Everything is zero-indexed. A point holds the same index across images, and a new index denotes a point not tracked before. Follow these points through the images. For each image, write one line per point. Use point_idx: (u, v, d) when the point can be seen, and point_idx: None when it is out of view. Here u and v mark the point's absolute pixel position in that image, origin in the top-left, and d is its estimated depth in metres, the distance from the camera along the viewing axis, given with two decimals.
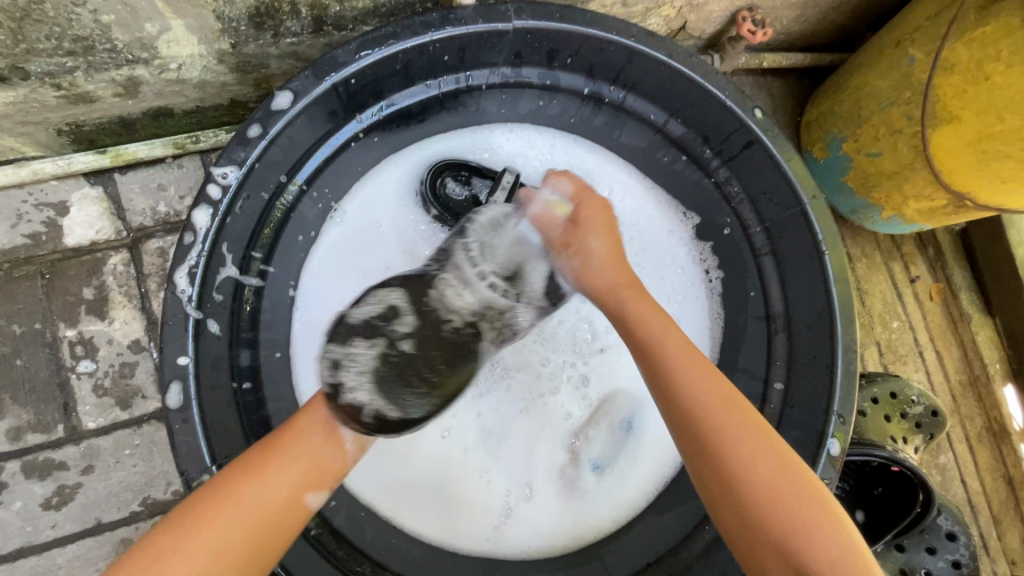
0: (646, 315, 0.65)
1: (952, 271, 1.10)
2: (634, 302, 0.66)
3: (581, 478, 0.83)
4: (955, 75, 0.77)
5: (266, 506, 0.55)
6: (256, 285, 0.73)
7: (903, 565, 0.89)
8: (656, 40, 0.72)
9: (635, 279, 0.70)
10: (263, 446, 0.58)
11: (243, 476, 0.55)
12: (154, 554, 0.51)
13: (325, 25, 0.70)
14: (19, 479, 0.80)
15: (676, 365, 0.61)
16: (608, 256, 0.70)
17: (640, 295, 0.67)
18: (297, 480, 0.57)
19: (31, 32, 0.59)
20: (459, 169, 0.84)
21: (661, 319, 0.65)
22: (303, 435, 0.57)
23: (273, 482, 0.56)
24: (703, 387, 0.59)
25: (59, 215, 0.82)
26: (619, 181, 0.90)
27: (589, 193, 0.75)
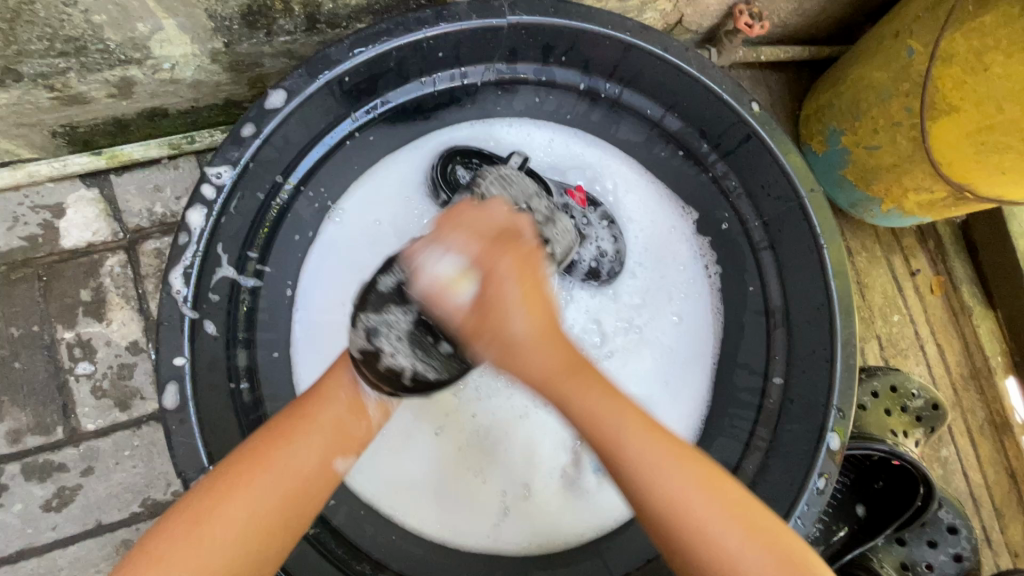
0: (596, 404, 0.52)
1: (953, 264, 1.10)
2: (578, 394, 0.52)
3: (582, 479, 0.83)
4: (953, 66, 0.77)
5: (296, 474, 0.54)
6: (252, 285, 0.73)
7: (903, 559, 0.89)
8: (651, 34, 0.71)
9: (577, 353, 0.54)
10: (287, 414, 0.57)
11: (274, 441, 0.55)
12: (190, 518, 0.51)
13: (318, 23, 0.70)
14: (19, 481, 0.80)
15: (633, 459, 0.51)
16: (535, 336, 0.51)
17: (587, 375, 0.53)
18: (327, 444, 0.56)
19: (22, 33, 0.59)
20: (470, 157, 0.82)
21: (610, 402, 0.53)
22: (330, 399, 0.57)
23: (302, 449, 0.55)
24: (671, 473, 0.51)
25: (56, 217, 0.83)
26: (624, 178, 0.87)
27: (498, 244, 0.51)
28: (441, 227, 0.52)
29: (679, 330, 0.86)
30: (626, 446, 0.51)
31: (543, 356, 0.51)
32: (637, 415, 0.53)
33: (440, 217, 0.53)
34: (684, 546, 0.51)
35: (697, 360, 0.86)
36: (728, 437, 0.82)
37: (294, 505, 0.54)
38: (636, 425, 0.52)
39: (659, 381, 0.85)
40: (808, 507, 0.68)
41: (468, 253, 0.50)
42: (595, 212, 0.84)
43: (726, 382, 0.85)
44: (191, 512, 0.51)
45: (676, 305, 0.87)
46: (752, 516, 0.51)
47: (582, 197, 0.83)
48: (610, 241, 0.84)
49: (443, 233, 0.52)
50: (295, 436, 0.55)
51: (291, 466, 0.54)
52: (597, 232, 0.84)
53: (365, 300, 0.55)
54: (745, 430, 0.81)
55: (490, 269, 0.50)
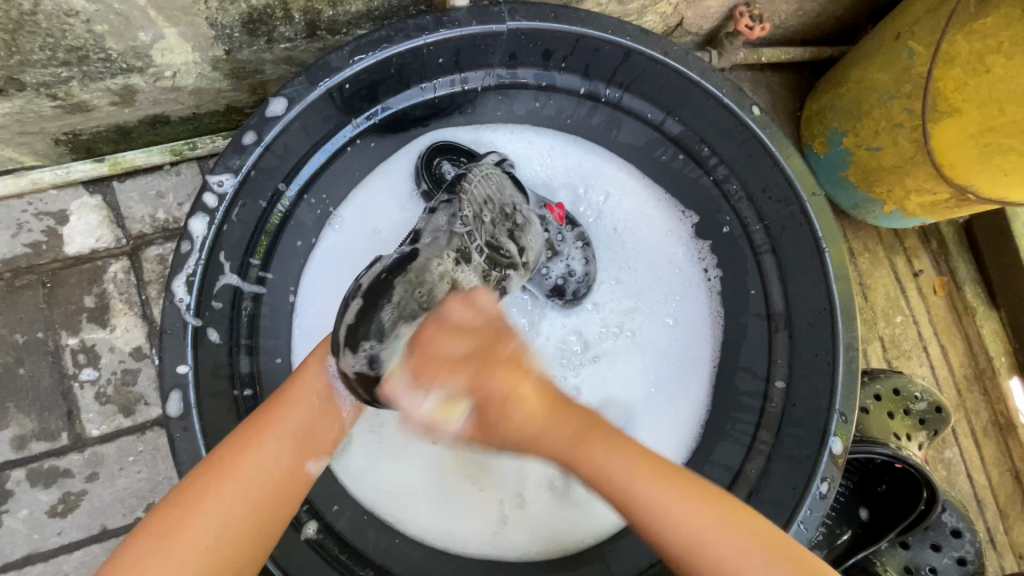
0: (604, 465, 0.53)
1: (955, 264, 1.09)
2: (587, 457, 0.53)
3: (571, 490, 0.83)
4: (955, 68, 0.76)
5: (265, 478, 0.55)
6: (254, 291, 0.73)
7: (907, 562, 0.88)
8: (652, 39, 0.71)
9: (580, 416, 0.55)
10: (254, 420, 0.57)
11: (242, 448, 0.55)
12: (161, 530, 0.51)
13: (319, 30, 0.70)
14: (24, 487, 0.80)
15: (643, 505, 0.53)
16: (536, 412, 0.52)
17: (593, 438, 0.54)
18: (296, 450, 0.57)
19: (24, 44, 0.60)
20: (457, 155, 0.83)
21: (616, 451, 0.54)
22: (297, 402, 0.58)
23: (271, 453, 0.55)
24: (684, 514, 0.52)
25: (59, 224, 0.83)
26: (614, 182, 0.90)
27: (464, 325, 0.50)
28: (418, 373, 0.48)
29: (677, 332, 0.89)
30: (634, 488, 0.53)
31: (548, 436, 0.53)
32: (641, 460, 0.54)
33: (412, 354, 0.49)
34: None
35: (695, 361, 0.88)
36: (730, 441, 0.83)
37: (264, 511, 0.54)
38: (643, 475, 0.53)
39: (652, 383, 0.88)
40: (811, 511, 0.68)
41: (455, 386, 0.48)
42: (571, 231, 0.84)
43: (728, 385, 0.86)
44: (155, 529, 0.51)
45: (672, 306, 0.90)
46: (760, 536, 0.53)
47: (561, 214, 0.82)
48: (581, 261, 0.84)
49: (426, 340, 0.49)
50: (265, 442, 0.56)
51: (258, 471, 0.54)
52: (570, 251, 0.84)
53: (366, 320, 0.52)
54: (748, 433, 0.81)
55: (483, 394, 0.49)
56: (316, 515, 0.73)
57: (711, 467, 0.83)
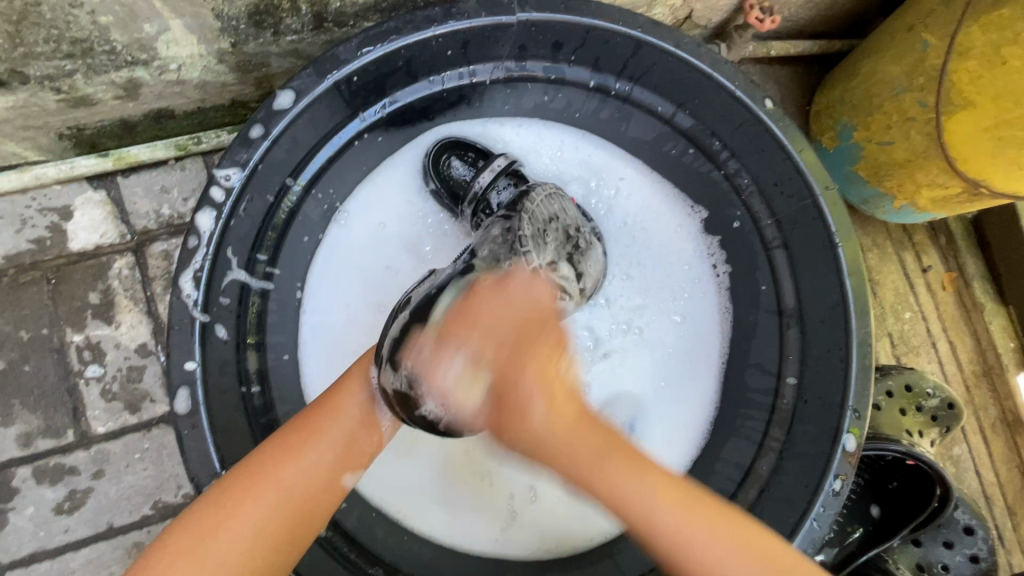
0: (623, 487, 0.52)
1: (964, 260, 1.08)
2: (607, 479, 0.52)
3: None
4: (971, 60, 0.75)
5: (304, 490, 0.54)
6: (261, 288, 0.72)
7: (919, 560, 0.88)
8: (663, 30, 0.70)
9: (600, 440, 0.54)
10: (293, 428, 0.57)
11: (283, 457, 0.55)
12: (197, 533, 0.51)
13: (325, 22, 0.69)
14: (30, 484, 0.80)
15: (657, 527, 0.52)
16: (554, 423, 0.52)
17: (613, 458, 0.53)
18: (335, 462, 0.56)
19: (28, 36, 0.59)
20: (466, 150, 0.81)
21: (637, 473, 0.53)
22: (339, 415, 0.57)
23: (309, 465, 0.55)
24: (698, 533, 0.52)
25: (63, 219, 0.82)
26: (622, 177, 0.89)
27: (500, 338, 0.51)
28: (448, 333, 0.51)
29: (686, 329, 0.88)
30: (658, 513, 0.52)
31: (567, 448, 0.52)
32: (660, 481, 0.54)
33: (454, 307, 0.53)
34: None
35: (703, 358, 0.88)
36: (740, 438, 0.82)
37: (300, 523, 0.54)
38: (660, 484, 0.53)
39: (661, 378, 0.87)
40: (824, 509, 0.67)
41: (477, 357, 0.51)
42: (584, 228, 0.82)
43: (739, 381, 0.85)
44: (194, 530, 0.51)
45: (681, 302, 0.89)
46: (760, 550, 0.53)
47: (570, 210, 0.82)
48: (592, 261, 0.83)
49: (454, 329, 0.51)
50: (305, 453, 0.55)
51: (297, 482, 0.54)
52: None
53: (404, 344, 0.53)
54: (758, 430, 0.80)
55: (506, 377, 0.51)
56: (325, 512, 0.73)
57: (722, 465, 0.82)
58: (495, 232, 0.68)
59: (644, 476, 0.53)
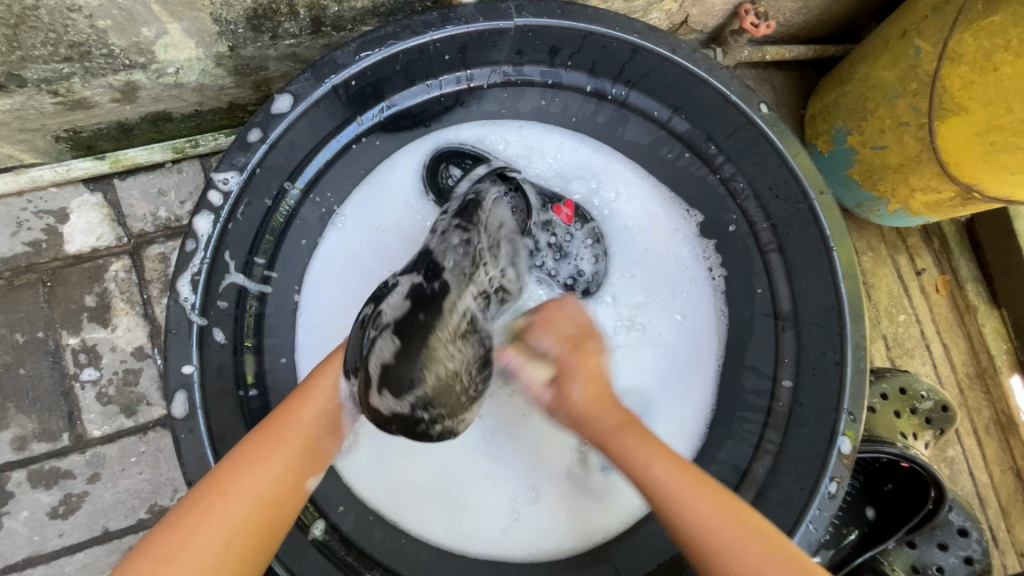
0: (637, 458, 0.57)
1: (957, 263, 1.09)
2: (625, 445, 0.57)
3: (587, 479, 0.84)
4: (962, 66, 0.76)
5: (272, 492, 0.55)
6: (259, 291, 0.72)
7: (913, 561, 0.89)
8: (659, 36, 0.71)
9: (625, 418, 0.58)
10: (255, 435, 0.57)
11: (246, 464, 0.55)
12: (167, 550, 0.50)
13: (324, 26, 0.70)
14: (25, 488, 0.79)
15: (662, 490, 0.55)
16: (591, 403, 0.57)
17: (632, 432, 0.58)
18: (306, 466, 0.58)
19: (26, 39, 0.59)
20: (464, 157, 0.83)
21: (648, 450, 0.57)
22: (299, 416, 0.58)
23: (275, 468, 0.56)
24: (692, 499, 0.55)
25: (59, 222, 0.82)
26: (619, 180, 0.90)
27: (583, 337, 0.59)
28: (534, 327, 0.58)
29: (683, 331, 0.89)
30: (657, 475, 0.56)
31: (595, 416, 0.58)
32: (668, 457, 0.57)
33: (536, 315, 0.59)
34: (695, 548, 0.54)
35: (700, 360, 0.88)
36: (737, 440, 0.83)
37: (271, 525, 0.55)
38: (673, 469, 0.56)
39: (661, 377, 0.88)
40: (819, 511, 0.68)
41: (554, 349, 0.57)
42: (581, 228, 0.86)
43: (735, 384, 0.86)
44: (163, 547, 0.50)
45: (678, 304, 0.89)
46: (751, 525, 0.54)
47: (569, 214, 0.85)
48: (590, 260, 0.86)
49: (536, 328, 0.58)
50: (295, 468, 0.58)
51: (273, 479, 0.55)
52: (581, 250, 0.86)
53: (406, 361, 0.50)
54: (754, 433, 0.81)
55: (574, 372, 0.57)
56: (323, 515, 0.72)
57: (718, 467, 0.83)
58: (453, 241, 0.62)
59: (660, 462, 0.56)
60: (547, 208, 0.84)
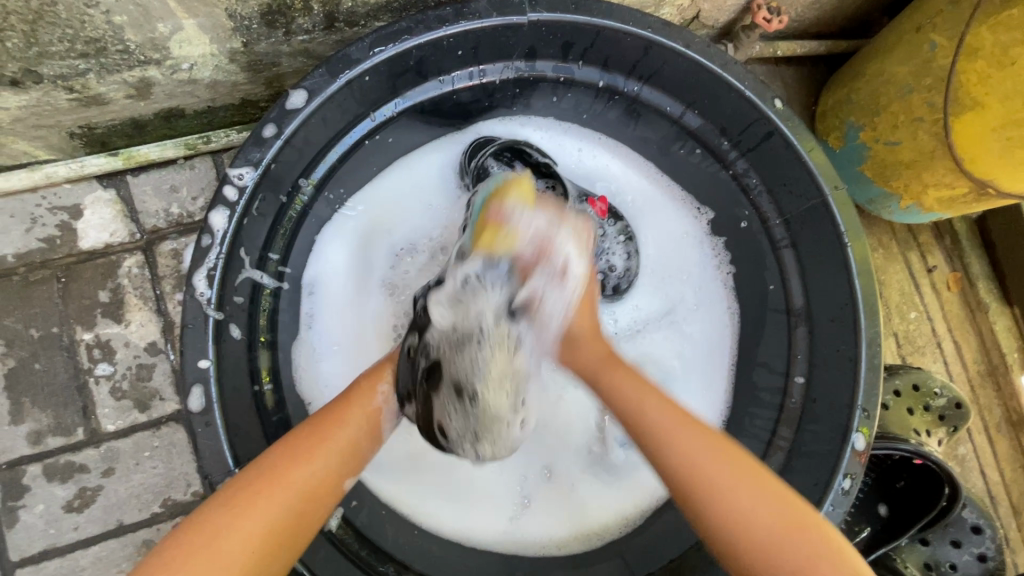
0: (628, 390, 0.64)
1: (969, 260, 1.08)
2: (610, 376, 0.66)
3: (603, 467, 0.85)
4: (978, 60, 0.75)
5: (310, 489, 0.56)
6: (272, 285, 0.73)
7: (927, 559, 0.89)
8: (672, 31, 0.70)
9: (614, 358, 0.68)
10: (303, 432, 0.60)
11: (291, 460, 0.57)
12: (206, 544, 0.50)
13: (337, 22, 0.70)
14: (41, 482, 0.80)
15: (655, 425, 0.61)
16: (590, 335, 0.68)
17: (617, 368, 0.66)
18: (342, 465, 0.59)
19: (44, 35, 0.59)
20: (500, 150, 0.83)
21: (636, 386, 0.64)
22: (349, 420, 0.62)
23: (317, 465, 0.57)
24: (687, 435, 0.60)
25: (73, 218, 0.83)
26: (634, 185, 0.91)
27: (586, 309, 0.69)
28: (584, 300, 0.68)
29: (693, 330, 0.90)
30: (647, 411, 0.62)
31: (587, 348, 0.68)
32: (655, 395, 0.63)
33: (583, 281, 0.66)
34: (706, 500, 0.57)
35: (710, 358, 0.89)
36: (748, 437, 0.83)
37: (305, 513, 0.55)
38: (656, 405, 0.62)
39: (673, 375, 0.88)
40: (833, 507, 0.67)
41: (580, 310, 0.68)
42: (614, 224, 0.87)
43: (746, 381, 0.86)
44: (204, 532, 0.51)
45: (692, 298, 0.90)
46: (743, 464, 0.58)
47: (603, 208, 0.85)
48: (622, 257, 0.87)
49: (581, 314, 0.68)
50: (314, 454, 0.58)
51: (273, 466, 0.56)
52: (611, 245, 0.86)
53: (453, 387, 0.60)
54: (766, 429, 0.81)
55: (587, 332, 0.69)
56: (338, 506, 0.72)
57: None
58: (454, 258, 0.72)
59: (643, 399, 0.63)
60: (581, 201, 0.85)
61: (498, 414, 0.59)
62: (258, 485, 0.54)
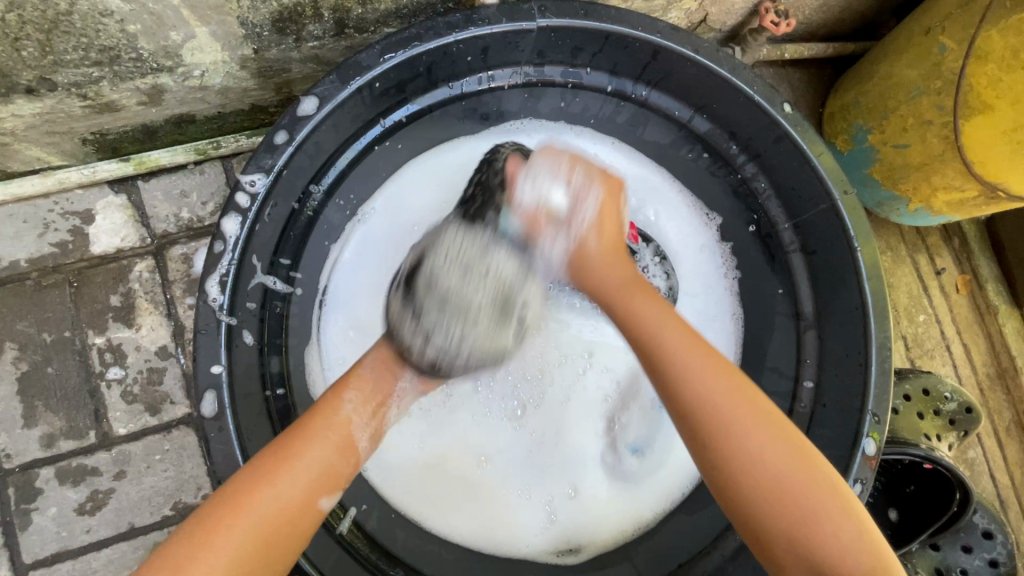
0: (640, 305, 0.65)
1: (978, 262, 1.08)
2: (629, 296, 0.66)
3: (620, 463, 0.84)
4: (989, 63, 0.75)
5: (280, 514, 0.54)
6: (283, 291, 0.74)
7: (937, 564, 0.88)
8: (681, 36, 0.70)
9: (634, 274, 0.69)
10: (271, 451, 0.57)
11: (257, 484, 0.54)
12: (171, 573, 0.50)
13: (346, 28, 0.70)
14: (53, 484, 0.81)
15: (667, 349, 0.60)
16: (605, 249, 0.69)
17: (636, 286, 0.67)
18: (312, 481, 0.57)
19: (58, 44, 0.60)
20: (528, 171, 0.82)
21: (656, 309, 0.64)
22: (316, 435, 0.59)
23: (287, 488, 0.55)
24: (701, 364, 0.59)
25: (85, 223, 0.83)
26: (653, 190, 0.89)
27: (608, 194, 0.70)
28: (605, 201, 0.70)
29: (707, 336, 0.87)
30: (662, 336, 0.62)
31: (604, 272, 0.68)
32: (675, 324, 0.63)
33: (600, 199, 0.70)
34: (725, 472, 0.56)
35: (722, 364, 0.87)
36: None
37: (278, 536, 0.54)
38: (675, 330, 0.62)
39: None
40: None
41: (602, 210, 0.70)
42: (648, 247, 0.87)
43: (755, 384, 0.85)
44: (170, 563, 0.50)
45: (703, 303, 0.88)
46: (777, 426, 0.57)
47: (635, 233, 0.85)
48: (662, 277, 0.87)
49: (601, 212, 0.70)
50: (279, 473, 0.55)
51: (238, 488, 0.54)
52: (650, 267, 0.86)
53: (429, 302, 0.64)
54: None
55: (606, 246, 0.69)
56: (349, 510, 0.74)
57: None
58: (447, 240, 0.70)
59: (665, 319, 0.63)
60: None
61: (470, 290, 0.64)
62: (221, 511, 0.53)
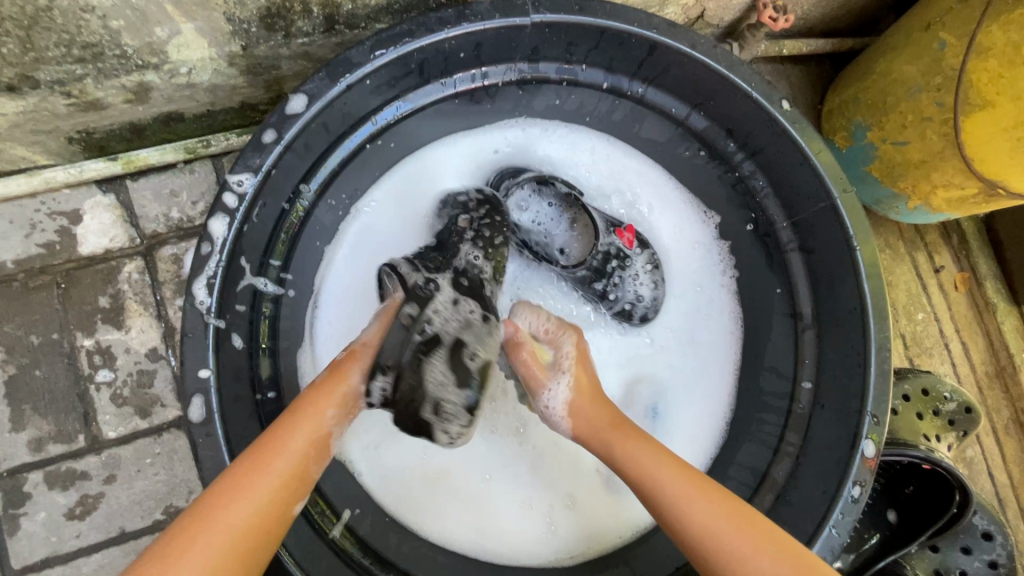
0: (634, 452, 0.62)
1: (977, 260, 1.07)
2: (619, 443, 0.64)
3: None
4: (990, 59, 0.74)
5: (252, 521, 0.51)
6: (274, 293, 0.73)
7: (936, 565, 0.88)
8: (679, 31, 0.69)
9: (618, 414, 0.67)
10: (240, 462, 0.54)
11: (226, 496, 0.51)
12: None
13: (337, 24, 0.68)
14: (42, 489, 0.80)
15: (666, 493, 0.58)
16: (587, 400, 0.68)
17: (625, 428, 0.65)
18: (281, 486, 0.54)
19: (40, 40, 0.58)
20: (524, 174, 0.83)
21: (649, 452, 0.62)
22: (285, 443, 0.56)
23: (258, 494, 0.52)
24: (696, 503, 0.57)
25: (73, 223, 0.82)
26: (650, 190, 0.89)
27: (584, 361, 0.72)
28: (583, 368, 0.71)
29: (706, 335, 0.88)
30: (657, 475, 0.60)
31: (588, 417, 0.67)
32: (669, 461, 0.61)
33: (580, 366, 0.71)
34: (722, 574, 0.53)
35: (720, 365, 0.88)
36: (755, 443, 0.82)
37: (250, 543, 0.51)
38: (668, 470, 0.60)
39: (680, 374, 0.88)
40: (842, 516, 0.67)
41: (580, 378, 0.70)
42: (642, 254, 0.85)
43: (753, 385, 0.85)
44: None
45: (701, 307, 0.89)
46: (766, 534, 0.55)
47: (631, 238, 0.84)
48: (648, 287, 0.85)
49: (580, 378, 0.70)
50: (251, 483, 0.53)
51: (207, 504, 0.51)
52: (641, 275, 0.85)
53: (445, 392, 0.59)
54: (773, 435, 0.80)
55: (592, 402, 0.68)
56: (341, 516, 0.73)
57: (737, 470, 0.82)
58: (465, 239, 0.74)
59: (659, 459, 0.61)
60: (609, 231, 0.84)
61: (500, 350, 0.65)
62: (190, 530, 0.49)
